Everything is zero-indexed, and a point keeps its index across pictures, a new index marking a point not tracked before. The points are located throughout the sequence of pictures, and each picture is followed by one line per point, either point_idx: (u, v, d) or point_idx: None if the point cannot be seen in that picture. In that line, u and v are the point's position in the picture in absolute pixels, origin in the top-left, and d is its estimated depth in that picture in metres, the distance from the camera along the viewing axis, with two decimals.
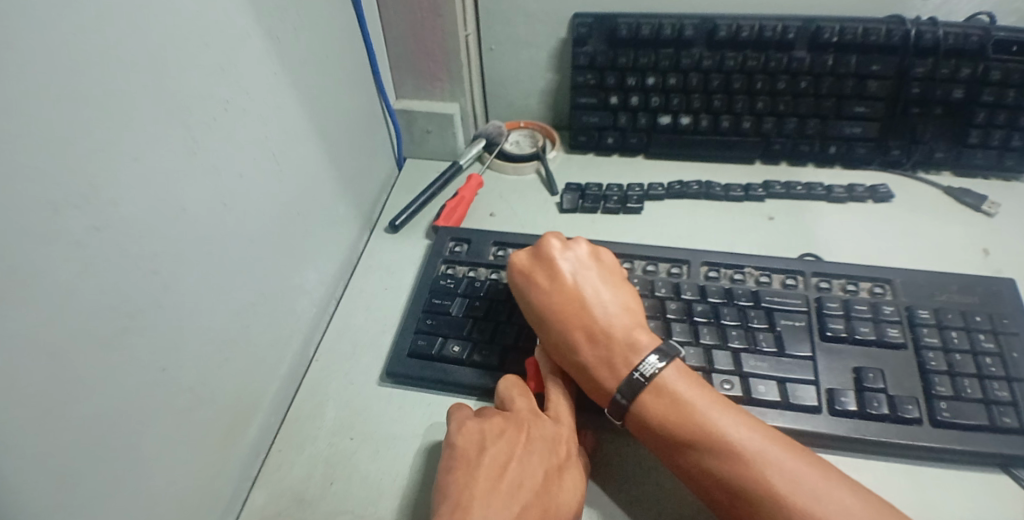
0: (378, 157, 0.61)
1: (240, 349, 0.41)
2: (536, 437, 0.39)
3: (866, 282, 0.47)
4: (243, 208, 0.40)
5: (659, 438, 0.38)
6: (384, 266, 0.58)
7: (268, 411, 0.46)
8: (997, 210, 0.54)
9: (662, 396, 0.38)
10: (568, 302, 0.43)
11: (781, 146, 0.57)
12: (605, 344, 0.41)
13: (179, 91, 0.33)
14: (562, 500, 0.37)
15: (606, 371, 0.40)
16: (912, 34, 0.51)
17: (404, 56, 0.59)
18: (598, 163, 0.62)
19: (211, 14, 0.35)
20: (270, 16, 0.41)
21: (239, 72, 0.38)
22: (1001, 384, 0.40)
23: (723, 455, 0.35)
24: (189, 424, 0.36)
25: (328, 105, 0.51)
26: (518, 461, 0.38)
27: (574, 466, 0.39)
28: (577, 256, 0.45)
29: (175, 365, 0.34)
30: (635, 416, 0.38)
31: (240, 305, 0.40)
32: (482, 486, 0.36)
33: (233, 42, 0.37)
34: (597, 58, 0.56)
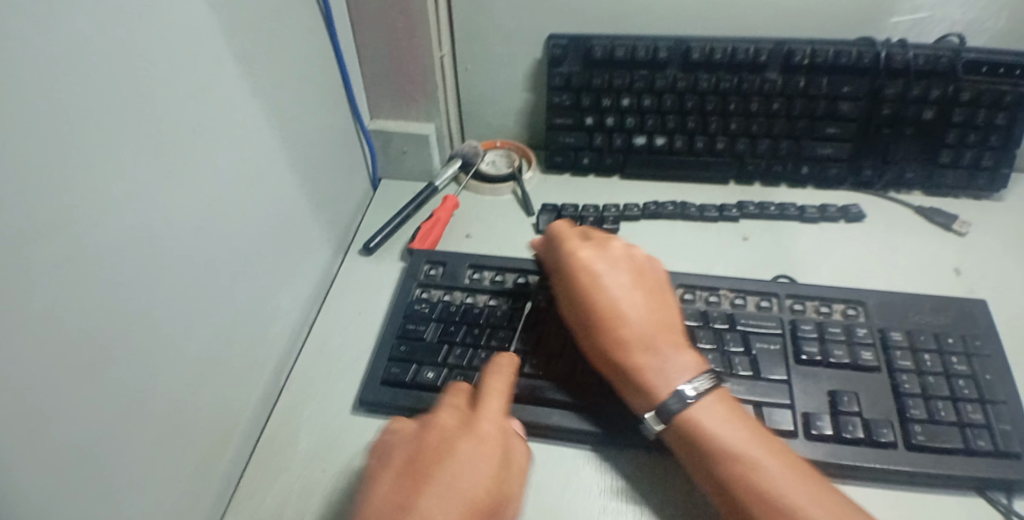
0: (352, 177, 0.61)
1: (212, 379, 0.40)
2: (444, 429, 0.38)
3: (840, 304, 0.47)
4: (214, 234, 0.39)
5: (703, 445, 0.38)
6: (359, 290, 0.57)
7: (238, 442, 0.44)
8: (969, 228, 0.55)
9: (719, 409, 0.38)
10: (622, 308, 0.43)
11: (755, 166, 0.58)
12: (662, 355, 0.41)
13: (149, 118, 0.32)
14: (464, 483, 0.35)
15: (657, 375, 0.40)
16: (883, 56, 0.51)
17: (380, 76, 0.59)
18: (574, 183, 0.62)
19: (178, 38, 0.34)
20: (239, 39, 0.40)
21: (209, 97, 0.37)
22: (974, 406, 0.40)
23: (767, 471, 0.36)
24: (160, 458, 0.35)
25: (301, 127, 0.50)
26: (419, 452, 0.37)
27: (486, 450, 0.37)
28: (636, 268, 0.46)
29: (145, 399, 0.33)
30: (684, 420, 0.38)
31: (212, 334, 0.39)
32: (387, 482, 0.36)
33: (202, 66, 0.37)
34: (573, 80, 0.56)
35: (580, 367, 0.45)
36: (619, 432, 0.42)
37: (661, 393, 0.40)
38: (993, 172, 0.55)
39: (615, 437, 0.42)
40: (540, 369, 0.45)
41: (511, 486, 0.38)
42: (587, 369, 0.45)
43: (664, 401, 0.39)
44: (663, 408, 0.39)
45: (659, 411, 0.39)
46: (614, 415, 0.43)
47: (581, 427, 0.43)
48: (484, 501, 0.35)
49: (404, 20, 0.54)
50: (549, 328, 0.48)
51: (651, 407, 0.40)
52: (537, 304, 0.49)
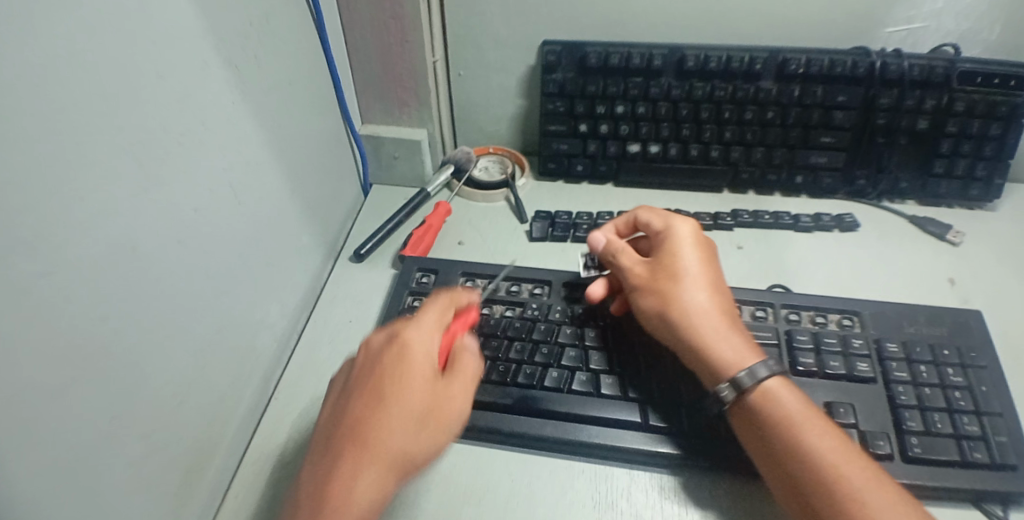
0: (343, 183, 0.60)
1: (197, 391, 0.38)
2: (373, 347, 0.39)
3: (835, 314, 0.46)
4: (201, 242, 0.38)
5: (774, 415, 0.38)
6: (349, 297, 0.56)
7: (224, 455, 0.43)
8: (962, 238, 0.54)
9: (792, 387, 0.39)
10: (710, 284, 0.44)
11: (749, 175, 0.57)
12: (743, 335, 0.42)
13: (136, 125, 0.31)
14: (392, 393, 0.36)
15: (745, 342, 0.41)
16: (877, 66, 0.51)
17: (371, 81, 0.58)
18: (568, 190, 0.61)
19: (164, 43, 0.33)
20: (227, 43, 0.40)
21: (196, 102, 0.37)
22: (970, 418, 0.40)
23: (830, 443, 0.36)
24: (142, 473, 0.34)
25: (291, 132, 0.49)
26: (354, 374, 0.38)
27: (413, 358, 0.38)
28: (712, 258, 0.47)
29: (127, 415, 0.32)
30: (768, 387, 0.39)
31: (198, 345, 0.38)
32: (332, 406, 0.37)
33: (190, 71, 0.36)
34: (567, 86, 0.55)
35: (575, 378, 0.45)
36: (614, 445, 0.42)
37: (748, 360, 0.40)
38: (987, 182, 0.55)
39: (612, 449, 0.42)
40: (534, 379, 0.45)
41: (453, 393, 0.38)
42: (584, 380, 0.44)
43: (757, 364, 0.39)
44: (754, 370, 0.39)
45: (753, 370, 0.39)
46: (611, 426, 0.43)
47: (578, 439, 0.42)
48: (419, 408, 0.36)
49: (396, 25, 0.53)
50: (543, 338, 0.47)
51: (740, 366, 0.39)
52: (532, 314, 0.49)
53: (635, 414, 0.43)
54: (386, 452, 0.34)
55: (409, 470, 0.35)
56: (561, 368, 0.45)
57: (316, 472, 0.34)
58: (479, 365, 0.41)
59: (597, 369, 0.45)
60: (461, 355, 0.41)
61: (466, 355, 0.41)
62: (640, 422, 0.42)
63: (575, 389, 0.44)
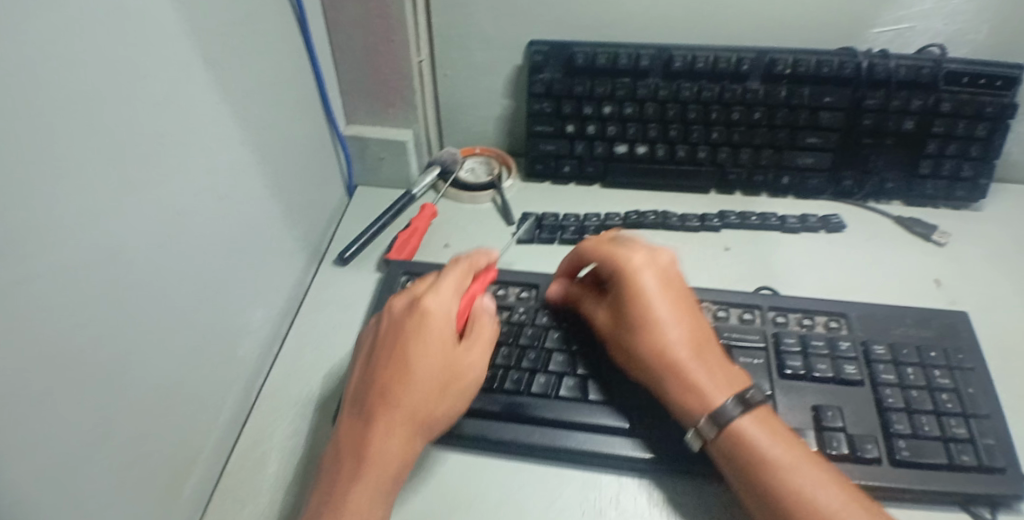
0: (327, 185, 0.59)
1: (178, 399, 0.38)
2: (395, 312, 0.43)
3: (822, 316, 0.46)
4: (183, 247, 0.37)
5: (744, 457, 0.37)
6: (334, 301, 0.55)
7: (206, 466, 0.42)
8: (948, 239, 0.54)
9: (765, 425, 0.38)
10: (672, 323, 0.42)
11: (737, 176, 0.57)
12: (713, 373, 0.40)
13: (115, 127, 0.30)
14: (413, 360, 0.40)
15: (713, 382, 0.39)
16: (864, 66, 0.51)
17: (356, 81, 0.57)
18: (555, 191, 0.61)
19: (142, 42, 0.32)
20: (209, 43, 0.39)
21: (176, 103, 0.36)
22: (958, 421, 0.39)
23: (805, 482, 0.35)
24: (121, 486, 0.33)
25: (274, 133, 0.48)
26: (379, 337, 0.42)
27: (432, 326, 0.41)
28: (676, 280, 0.44)
29: (107, 427, 0.31)
30: (736, 428, 0.37)
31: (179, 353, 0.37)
32: (361, 366, 0.42)
33: (169, 71, 0.35)
34: (554, 86, 0.55)
35: (563, 384, 0.44)
36: (602, 451, 0.41)
37: (718, 399, 0.39)
38: (974, 182, 0.55)
39: (600, 455, 0.41)
40: (521, 385, 0.44)
41: (470, 357, 0.42)
42: (571, 385, 0.44)
43: (721, 408, 0.38)
44: (719, 413, 0.38)
45: (715, 414, 0.38)
46: (599, 432, 0.42)
47: (566, 446, 0.42)
48: (438, 376, 0.40)
49: (382, 24, 0.52)
50: (529, 343, 0.46)
51: (704, 411, 0.39)
52: (518, 318, 0.48)
53: (622, 419, 0.42)
54: (412, 415, 0.39)
55: (433, 428, 0.40)
56: (548, 373, 0.45)
57: (352, 426, 0.39)
58: (494, 329, 0.44)
59: (584, 374, 0.45)
60: (479, 318, 0.44)
61: (482, 318, 0.44)
62: (628, 429, 0.42)
63: (563, 395, 0.43)
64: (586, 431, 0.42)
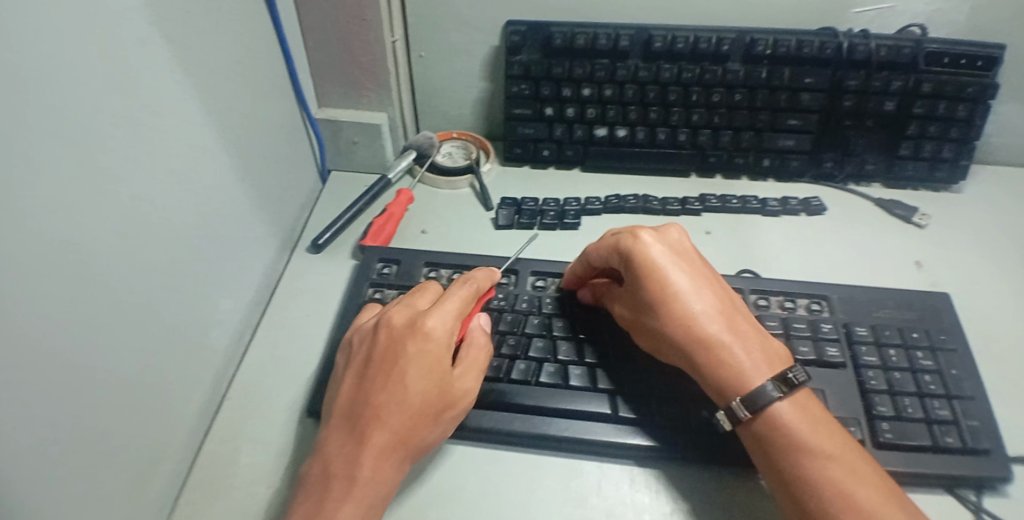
0: (299, 170, 0.57)
1: (143, 391, 0.36)
2: (394, 328, 0.39)
3: (804, 298, 0.45)
4: (148, 230, 0.35)
5: (779, 441, 0.36)
6: (306, 289, 0.54)
7: (174, 461, 0.40)
8: (928, 221, 0.54)
9: (806, 412, 0.36)
10: (696, 298, 0.39)
11: (717, 159, 0.56)
12: (747, 349, 0.38)
13: (70, 98, 0.29)
14: (412, 389, 0.37)
15: (746, 359, 0.38)
16: (845, 47, 0.50)
17: (329, 63, 0.56)
18: (534, 176, 0.59)
19: (101, 7, 0.30)
20: (173, 16, 0.37)
21: (138, 79, 0.34)
22: (941, 402, 0.39)
23: (837, 475, 0.34)
24: (83, 479, 0.31)
25: (243, 113, 0.47)
26: (374, 353, 0.39)
27: (434, 352, 0.38)
28: (688, 254, 0.42)
29: (67, 420, 0.29)
30: (773, 412, 0.36)
31: (144, 339, 0.36)
32: (350, 381, 0.39)
33: (131, 39, 0.33)
34: (532, 68, 0.53)
35: (543, 370, 0.43)
36: (585, 437, 0.40)
37: (752, 381, 0.37)
38: (954, 164, 0.54)
39: (581, 442, 0.40)
40: (501, 372, 0.42)
41: (466, 385, 0.39)
42: (552, 371, 0.42)
43: (757, 390, 0.36)
44: (754, 396, 0.36)
45: (750, 398, 0.36)
46: (580, 419, 0.41)
47: (547, 433, 0.40)
48: (431, 404, 0.37)
49: (353, 2, 0.51)
50: (509, 329, 0.45)
51: (737, 392, 0.37)
52: (498, 304, 0.46)
53: (604, 406, 0.41)
54: (401, 442, 0.36)
55: (422, 451, 0.38)
56: (528, 359, 0.43)
57: (336, 446, 0.36)
58: (487, 357, 0.42)
59: (565, 360, 0.43)
60: (475, 342, 0.41)
61: (479, 343, 0.41)
62: (609, 415, 0.41)
63: (543, 381, 0.42)
64: (566, 417, 0.41)
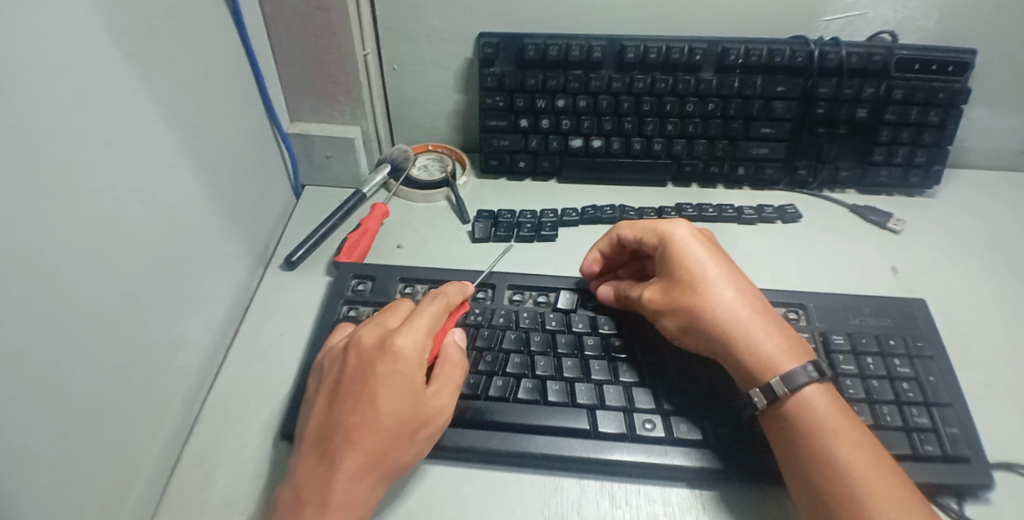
0: (271, 186, 0.56)
1: (108, 418, 0.34)
2: (363, 349, 0.38)
3: (780, 308, 0.45)
4: (112, 251, 0.34)
5: (807, 425, 0.35)
6: (280, 307, 0.52)
7: (143, 491, 0.38)
8: (903, 226, 0.54)
9: (834, 400, 0.36)
10: (731, 287, 0.40)
11: (692, 168, 0.56)
12: (777, 335, 0.38)
13: (30, 121, 0.28)
14: (383, 411, 0.36)
15: (776, 341, 0.38)
16: (816, 55, 0.50)
17: (300, 77, 0.55)
18: (511, 188, 0.59)
19: (63, 29, 0.30)
20: (137, 33, 0.36)
21: (98, 99, 0.33)
22: (920, 410, 0.39)
23: (860, 462, 0.33)
24: (51, 515, 0.29)
25: (213, 129, 0.46)
26: (344, 376, 0.38)
27: (404, 372, 0.37)
28: (721, 252, 0.43)
29: (27, 453, 0.27)
30: (807, 395, 0.36)
31: (112, 365, 0.34)
32: (320, 405, 0.38)
33: (96, 60, 0.32)
34: (505, 80, 0.53)
35: (521, 386, 0.41)
36: (565, 455, 0.39)
37: (783, 364, 0.37)
38: (927, 169, 0.55)
39: (560, 459, 0.39)
40: (478, 389, 0.41)
41: (440, 402, 0.38)
42: (529, 387, 0.41)
43: (792, 371, 0.36)
44: (789, 377, 0.36)
45: (786, 377, 0.36)
46: (560, 435, 0.40)
47: (524, 451, 0.39)
48: (405, 424, 0.36)
49: (323, 17, 0.50)
50: (485, 345, 0.44)
51: (773, 371, 0.37)
52: (475, 319, 0.45)
53: (583, 421, 0.40)
54: (375, 464, 0.35)
55: (398, 472, 0.37)
56: (506, 375, 0.42)
57: (306, 471, 0.35)
58: (463, 372, 0.41)
59: (543, 376, 0.42)
60: (450, 358, 0.40)
61: (453, 359, 0.40)
62: (589, 431, 0.40)
63: (521, 398, 0.41)
64: (545, 432, 0.40)
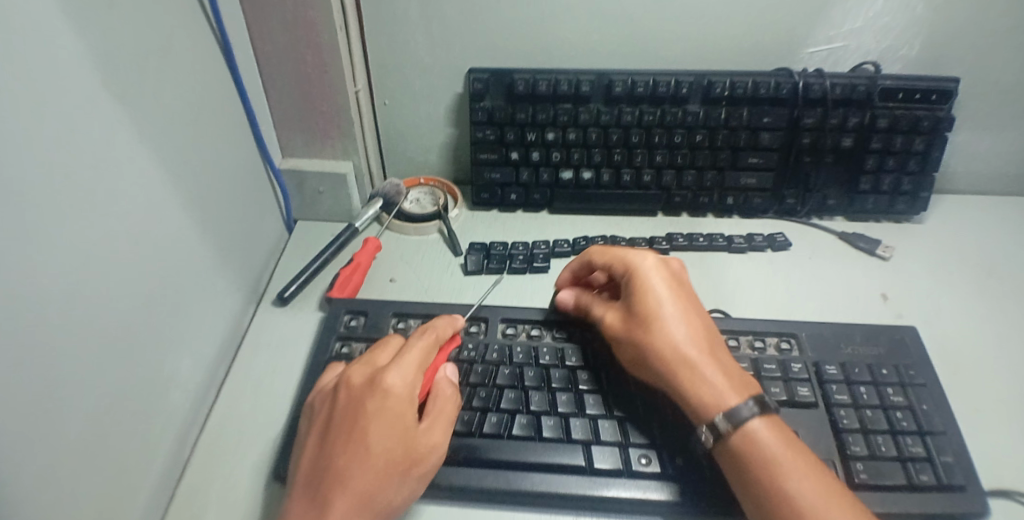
0: (263, 221, 0.56)
1: (98, 463, 0.34)
2: (353, 387, 0.38)
3: (773, 337, 0.45)
4: (101, 294, 0.34)
5: (757, 458, 0.35)
6: (272, 344, 0.52)
7: None
8: (892, 253, 0.55)
9: (778, 431, 0.37)
10: (687, 322, 0.42)
11: (682, 198, 0.57)
12: (727, 370, 0.40)
13: (17, 168, 0.27)
14: (375, 448, 0.36)
15: (726, 378, 0.39)
16: (800, 86, 0.52)
17: (292, 114, 0.56)
18: (503, 220, 0.60)
19: (52, 75, 0.30)
20: (125, 77, 0.36)
21: (88, 145, 0.33)
22: (914, 439, 0.38)
23: (811, 491, 0.34)
24: None
25: (203, 166, 0.46)
26: (335, 415, 0.38)
27: (395, 409, 0.37)
28: (683, 286, 0.45)
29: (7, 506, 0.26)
30: (750, 429, 0.36)
31: (100, 409, 0.34)
32: (311, 448, 0.37)
33: (88, 108, 0.33)
34: (495, 114, 0.54)
35: (516, 422, 0.41)
36: (563, 492, 0.38)
37: (730, 399, 0.38)
38: (913, 196, 0.56)
39: (555, 496, 0.39)
40: (472, 426, 0.41)
41: (434, 439, 0.38)
42: (524, 423, 0.41)
43: (736, 407, 0.37)
44: (732, 411, 0.37)
45: (730, 413, 0.37)
46: (555, 472, 0.39)
47: (521, 488, 0.39)
48: (397, 462, 0.36)
49: (314, 55, 0.51)
50: (480, 381, 0.43)
51: (718, 407, 0.38)
52: (469, 355, 0.45)
53: (577, 457, 0.40)
54: (367, 505, 0.35)
55: (392, 513, 0.36)
56: (500, 411, 0.42)
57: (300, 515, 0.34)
58: (456, 407, 0.40)
59: (538, 411, 0.42)
60: (442, 393, 0.40)
61: (446, 393, 0.40)
62: (584, 467, 0.39)
63: (515, 434, 0.40)
64: (541, 468, 0.39)
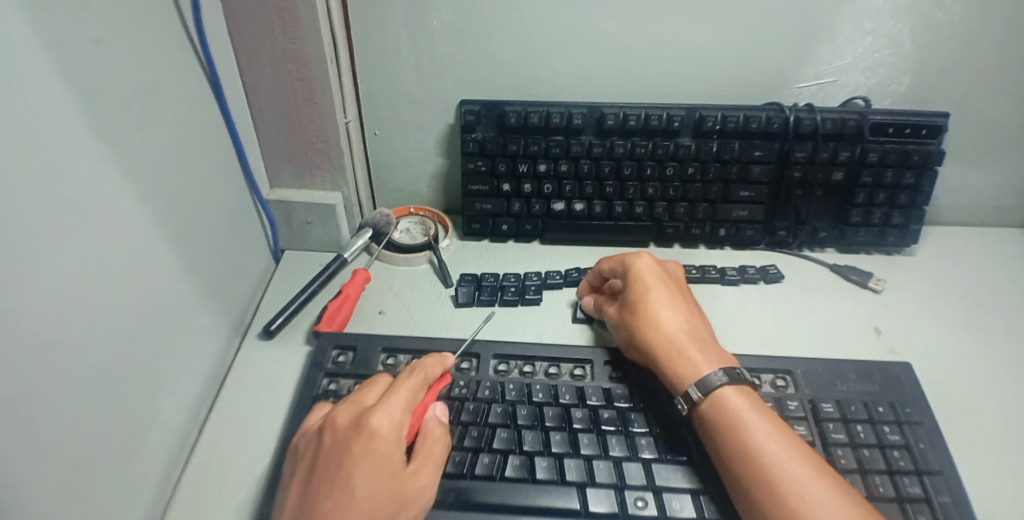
0: (249, 253, 0.55)
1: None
2: (339, 429, 0.37)
3: (768, 374, 0.44)
4: (83, 341, 0.32)
5: (722, 414, 0.38)
6: (257, 380, 0.50)
7: None
8: (883, 285, 0.55)
9: (748, 397, 0.39)
10: (676, 311, 0.45)
11: (674, 229, 0.57)
12: (707, 350, 0.42)
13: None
14: (360, 493, 0.35)
15: (704, 358, 0.42)
16: (791, 121, 0.52)
17: (281, 145, 0.55)
18: (494, 250, 0.59)
19: (39, 120, 0.29)
20: (112, 117, 0.35)
21: (73, 190, 0.32)
22: (911, 479, 0.38)
23: (777, 451, 0.36)
24: None
25: (190, 201, 0.45)
26: (319, 459, 0.36)
27: (382, 452, 0.36)
28: (679, 284, 0.48)
29: None
30: (720, 397, 0.39)
31: (80, 463, 0.32)
32: (295, 493, 0.36)
33: (72, 152, 0.32)
34: (487, 145, 0.53)
35: (508, 463, 0.40)
36: None
37: (703, 372, 0.41)
38: (904, 229, 0.56)
39: None
40: (463, 468, 0.40)
41: (421, 482, 0.37)
42: (517, 464, 0.40)
43: (707, 377, 0.40)
44: (703, 382, 0.40)
45: (701, 383, 0.40)
46: (549, 516, 0.38)
47: None
48: (384, 507, 0.35)
49: (305, 87, 0.51)
50: (471, 420, 0.42)
51: (692, 379, 0.40)
52: (459, 392, 0.44)
53: (572, 500, 0.38)
54: None
55: None
56: (492, 452, 0.41)
57: None
58: (445, 448, 0.39)
59: (531, 451, 0.41)
60: (430, 434, 0.39)
61: (435, 435, 0.39)
62: (579, 510, 0.38)
63: (508, 476, 0.39)
64: (536, 511, 0.38)
